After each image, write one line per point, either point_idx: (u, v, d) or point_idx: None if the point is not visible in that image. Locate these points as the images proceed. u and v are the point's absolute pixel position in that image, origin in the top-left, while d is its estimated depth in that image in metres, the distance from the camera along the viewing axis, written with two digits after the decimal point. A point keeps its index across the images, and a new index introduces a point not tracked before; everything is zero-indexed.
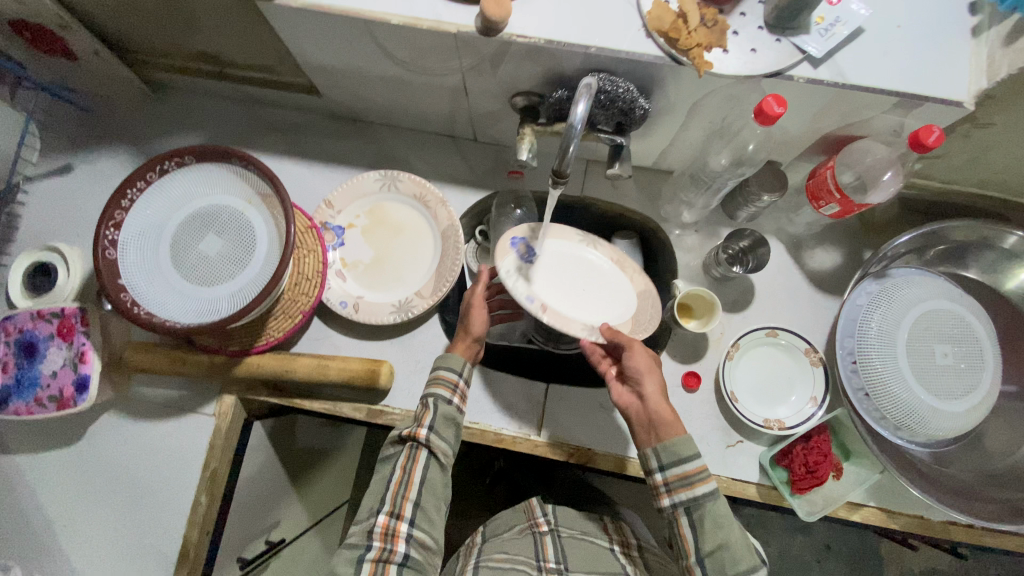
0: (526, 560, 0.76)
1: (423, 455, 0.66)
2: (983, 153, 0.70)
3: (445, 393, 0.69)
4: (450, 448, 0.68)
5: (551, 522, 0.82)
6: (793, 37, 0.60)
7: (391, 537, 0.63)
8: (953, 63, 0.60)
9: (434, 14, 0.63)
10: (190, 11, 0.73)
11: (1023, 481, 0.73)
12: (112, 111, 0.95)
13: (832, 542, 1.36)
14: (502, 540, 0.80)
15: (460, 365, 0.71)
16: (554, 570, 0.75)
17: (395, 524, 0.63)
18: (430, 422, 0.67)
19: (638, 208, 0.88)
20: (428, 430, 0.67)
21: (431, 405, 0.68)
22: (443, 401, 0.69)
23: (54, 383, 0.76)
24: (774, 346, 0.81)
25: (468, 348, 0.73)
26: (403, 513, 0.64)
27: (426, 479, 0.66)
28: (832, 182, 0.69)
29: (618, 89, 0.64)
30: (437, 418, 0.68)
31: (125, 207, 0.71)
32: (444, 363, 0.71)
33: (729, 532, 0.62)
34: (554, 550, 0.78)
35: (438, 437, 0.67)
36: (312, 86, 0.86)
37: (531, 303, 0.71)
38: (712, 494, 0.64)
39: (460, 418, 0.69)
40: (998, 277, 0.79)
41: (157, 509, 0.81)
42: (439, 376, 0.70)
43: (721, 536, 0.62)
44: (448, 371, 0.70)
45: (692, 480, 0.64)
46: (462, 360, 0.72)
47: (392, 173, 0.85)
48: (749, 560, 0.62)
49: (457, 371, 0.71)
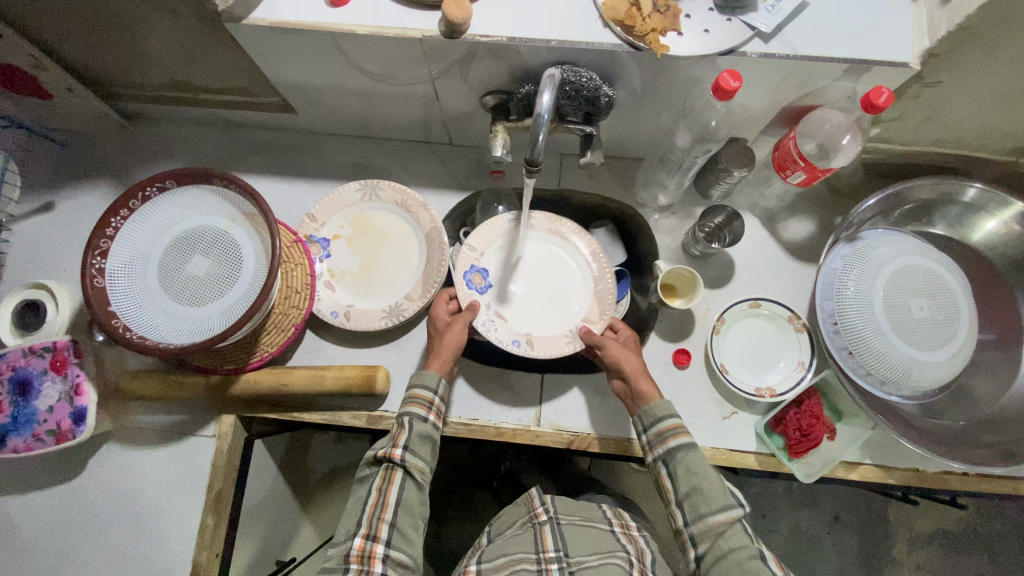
0: (526, 554, 0.77)
1: (398, 475, 0.67)
2: (935, 113, 0.73)
3: (420, 411, 0.71)
4: (425, 466, 0.69)
5: (550, 512, 0.81)
6: (742, 15, 0.63)
7: (367, 559, 0.63)
8: (896, 27, 0.63)
9: (398, 21, 0.65)
10: (160, 40, 0.74)
11: (1010, 424, 0.75)
12: (91, 147, 0.96)
13: (839, 513, 1.38)
14: (504, 539, 0.80)
15: (434, 381, 0.72)
16: (555, 559, 0.76)
17: (370, 547, 0.64)
18: (404, 442, 0.68)
19: (615, 196, 0.90)
20: (403, 450, 0.68)
21: (405, 423, 0.69)
22: (419, 419, 0.70)
23: (51, 417, 0.76)
24: (757, 317, 0.83)
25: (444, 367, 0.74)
26: (379, 535, 0.65)
27: (402, 498, 0.67)
28: (796, 151, 0.71)
29: (582, 79, 0.66)
30: (413, 437, 0.69)
31: (110, 236, 0.72)
32: (422, 381, 0.72)
33: (700, 474, 0.65)
34: (554, 539, 0.78)
35: (413, 457, 0.68)
36: (287, 104, 0.87)
37: (518, 345, 0.80)
38: (689, 445, 0.67)
39: (436, 435, 0.71)
40: (964, 230, 0.83)
41: (164, 537, 0.81)
42: (414, 395, 0.71)
43: (693, 481, 0.65)
44: (423, 389, 0.72)
45: (667, 435, 0.68)
46: (438, 377, 0.73)
47: (372, 183, 0.87)
48: (721, 499, 0.63)
49: (432, 389, 0.72)
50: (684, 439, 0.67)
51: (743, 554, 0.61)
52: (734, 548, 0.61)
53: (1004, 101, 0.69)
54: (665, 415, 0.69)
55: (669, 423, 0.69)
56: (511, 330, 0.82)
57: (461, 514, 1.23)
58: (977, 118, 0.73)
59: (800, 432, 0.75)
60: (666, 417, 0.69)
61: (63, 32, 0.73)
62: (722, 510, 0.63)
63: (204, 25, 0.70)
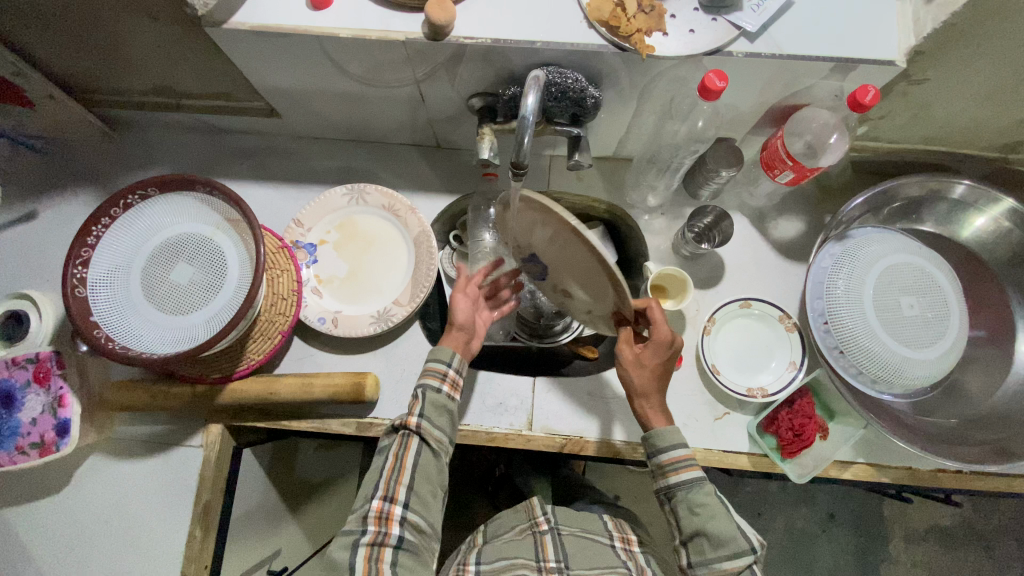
0: (527, 560, 0.77)
1: (415, 441, 0.66)
2: (923, 110, 0.73)
3: (434, 382, 0.69)
4: (442, 436, 0.68)
5: (551, 521, 0.82)
6: (728, 15, 0.63)
7: (385, 520, 0.62)
8: (881, 25, 0.63)
9: (382, 24, 0.64)
10: (140, 45, 0.73)
11: (1002, 420, 0.75)
12: (74, 154, 0.94)
13: (835, 510, 1.38)
14: (503, 543, 0.80)
15: (449, 355, 0.70)
16: (555, 570, 0.76)
17: (388, 508, 0.63)
18: (420, 410, 0.67)
19: (605, 197, 0.90)
20: (419, 418, 0.67)
21: (419, 395, 0.68)
22: (432, 390, 0.68)
23: (35, 430, 0.75)
24: (748, 317, 0.83)
25: (461, 340, 0.73)
26: (397, 497, 0.63)
27: (419, 465, 0.66)
28: (784, 151, 0.71)
29: (567, 80, 0.66)
30: (426, 406, 0.68)
31: (92, 245, 0.71)
32: (434, 354, 0.70)
33: (705, 515, 0.64)
34: (555, 549, 0.78)
35: (430, 425, 0.67)
36: (271, 109, 0.86)
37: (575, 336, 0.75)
38: (694, 484, 0.66)
39: (450, 405, 0.69)
40: (953, 227, 0.83)
41: (153, 549, 0.80)
42: (427, 368, 0.70)
43: (697, 522, 0.64)
44: (435, 361, 0.70)
45: (675, 470, 0.67)
46: (452, 351, 0.71)
47: (358, 187, 0.86)
48: (727, 546, 0.63)
49: (446, 362, 0.70)
50: (689, 477, 0.66)
51: None
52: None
53: (990, 98, 0.69)
54: (671, 450, 0.68)
55: (674, 460, 0.67)
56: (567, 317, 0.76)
57: (456, 519, 1.22)
58: (964, 115, 0.73)
59: (796, 432, 0.74)
60: (672, 451, 0.68)
61: (41, 37, 0.72)
62: (726, 557, 0.63)
63: (184, 29, 0.69)
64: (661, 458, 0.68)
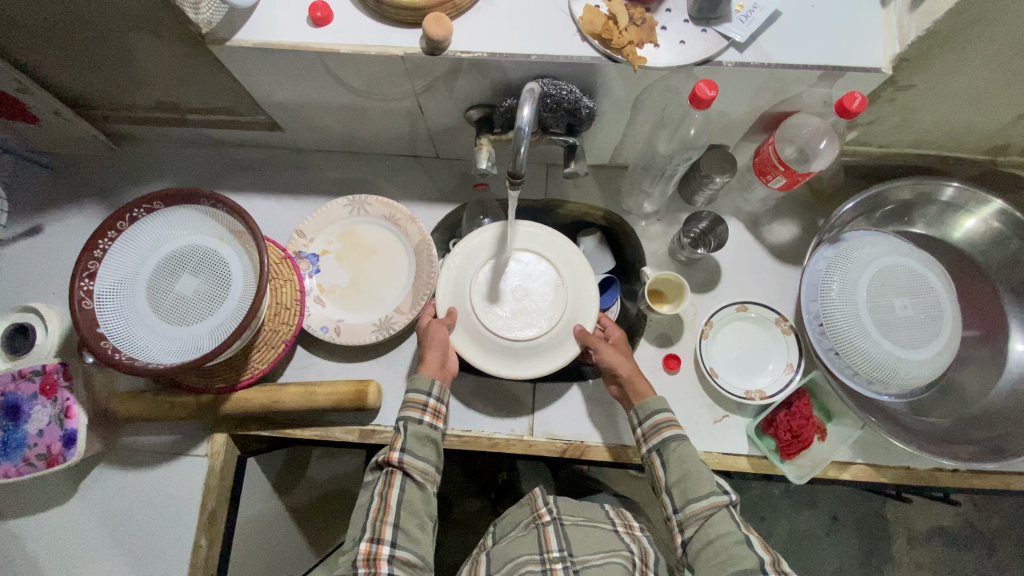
0: (530, 555, 0.77)
1: (398, 478, 0.67)
2: (911, 115, 0.74)
3: (415, 414, 0.71)
4: (427, 466, 0.69)
5: (553, 512, 0.81)
6: (717, 26, 0.64)
7: (373, 562, 0.63)
8: (867, 33, 0.64)
9: (381, 40, 0.66)
10: (144, 62, 0.75)
11: (999, 419, 0.76)
12: (78, 169, 0.96)
13: (838, 513, 1.38)
14: (508, 543, 0.80)
15: (428, 384, 0.72)
16: (558, 559, 0.76)
17: (377, 549, 0.64)
18: (401, 445, 0.68)
19: (601, 204, 0.91)
20: (401, 453, 0.68)
21: (401, 429, 0.70)
22: (414, 421, 0.70)
23: (42, 441, 0.76)
24: (744, 320, 0.84)
25: (438, 366, 0.75)
26: (384, 537, 0.64)
27: (404, 500, 0.67)
28: (775, 157, 0.73)
29: (562, 92, 0.67)
30: (409, 439, 0.69)
31: (98, 257, 0.71)
32: (413, 385, 0.72)
33: (689, 465, 0.66)
34: (557, 540, 0.78)
35: (412, 458, 0.68)
36: (273, 122, 0.88)
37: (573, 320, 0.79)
38: (681, 438, 0.69)
39: (435, 435, 0.71)
40: (945, 229, 0.84)
41: (157, 559, 0.80)
42: (407, 400, 0.72)
43: (684, 469, 0.66)
44: (416, 392, 0.72)
45: (660, 425, 0.70)
46: (431, 380, 0.73)
47: (359, 198, 0.88)
48: (706, 486, 0.65)
49: (426, 392, 0.72)
50: (677, 433, 0.69)
51: (730, 539, 0.61)
52: (721, 535, 0.62)
53: (976, 101, 0.70)
54: (659, 410, 0.71)
55: (660, 420, 0.70)
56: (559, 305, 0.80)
57: None
58: (951, 119, 0.74)
59: (795, 434, 0.75)
60: (660, 412, 0.71)
61: (48, 56, 0.74)
62: (706, 497, 0.64)
63: (188, 47, 0.70)
64: (649, 421, 0.71)
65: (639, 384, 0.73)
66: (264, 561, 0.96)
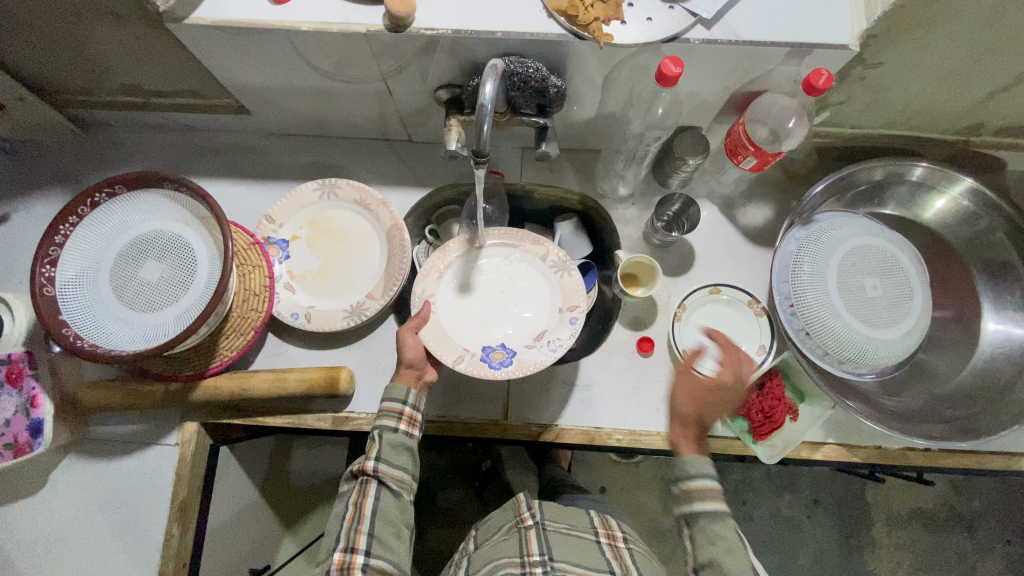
0: (511, 558, 0.78)
1: (373, 487, 0.68)
2: (881, 95, 0.74)
3: (389, 423, 0.69)
4: (403, 474, 0.69)
5: (536, 517, 0.83)
6: (685, 2, 0.64)
7: (347, 571, 0.64)
8: (836, 9, 0.63)
9: (343, 17, 0.65)
10: (102, 43, 0.73)
11: (969, 397, 0.76)
12: (43, 156, 0.94)
13: (818, 496, 1.40)
14: (491, 546, 0.82)
15: (403, 393, 0.71)
16: (538, 562, 0.77)
17: (351, 558, 0.64)
18: (376, 453, 0.68)
19: (575, 188, 0.91)
20: (376, 462, 0.68)
21: (376, 437, 0.69)
22: (388, 431, 0.69)
23: (8, 431, 0.75)
24: (717, 303, 0.84)
25: (414, 377, 0.73)
26: (358, 546, 0.65)
27: (379, 508, 0.67)
28: (746, 137, 0.72)
29: (528, 69, 0.66)
30: (384, 448, 0.69)
31: (60, 243, 0.70)
32: (388, 394, 0.71)
33: (721, 547, 0.60)
34: (538, 544, 0.79)
35: (388, 466, 0.68)
36: (240, 105, 0.86)
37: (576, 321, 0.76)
38: (714, 516, 0.61)
39: (410, 443, 0.70)
40: (916, 209, 0.84)
41: (127, 549, 0.79)
42: (382, 409, 0.70)
43: (712, 552, 0.60)
44: (391, 401, 0.70)
45: (694, 497, 0.62)
46: (406, 389, 0.71)
47: (329, 182, 0.87)
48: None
49: (401, 400, 0.70)
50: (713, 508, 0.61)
51: None
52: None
53: (946, 79, 0.70)
54: (699, 476, 0.62)
55: (698, 489, 0.62)
56: (557, 324, 0.76)
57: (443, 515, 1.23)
58: (922, 97, 0.74)
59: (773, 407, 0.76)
60: (701, 479, 0.62)
61: (3, 36, 0.72)
62: None
63: (146, 27, 0.69)
64: (683, 483, 0.63)
65: (680, 436, 0.65)
66: (240, 550, 0.96)
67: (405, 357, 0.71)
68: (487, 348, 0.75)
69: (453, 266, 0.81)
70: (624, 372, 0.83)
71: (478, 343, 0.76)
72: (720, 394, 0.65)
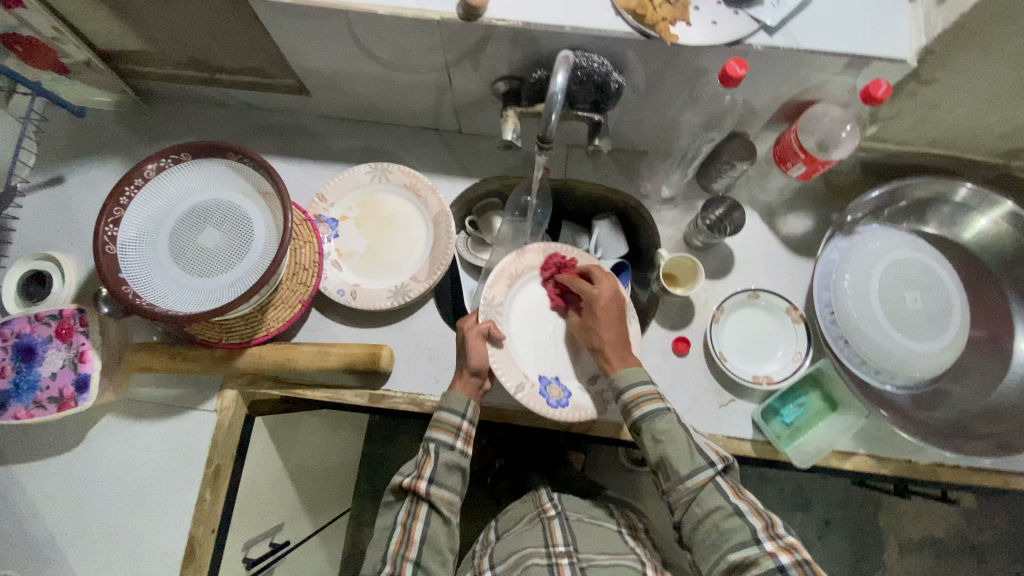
0: (536, 548, 0.78)
1: (423, 510, 0.68)
2: (931, 112, 0.76)
3: (446, 438, 0.70)
4: (452, 495, 0.69)
5: (558, 507, 0.84)
6: (749, 9, 0.66)
7: None
8: (894, 25, 0.65)
9: (419, 3, 0.67)
10: (179, 15, 0.76)
11: (1003, 416, 0.76)
12: (102, 123, 0.96)
13: (830, 517, 1.39)
14: (513, 536, 0.83)
15: (463, 406, 0.72)
16: (565, 553, 0.76)
17: None
18: (429, 473, 0.69)
19: (619, 187, 0.92)
20: (428, 482, 0.69)
21: (432, 452, 0.70)
22: (445, 446, 0.70)
23: (54, 384, 0.76)
24: (755, 308, 0.85)
25: (474, 386, 0.74)
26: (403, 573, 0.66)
27: (428, 534, 0.68)
28: (797, 144, 0.74)
29: (593, 64, 0.69)
30: (437, 466, 0.69)
31: (124, 204, 0.72)
32: (448, 406, 0.72)
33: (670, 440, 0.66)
34: (563, 534, 0.79)
35: (439, 487, 0.69)
36: (300, 86, 0.89)
37: None
38: (642, 381, 0.70)
39: (462, 462, 0.71)
40: (956, 229, 0.86)
41: (158, 512, 0.80)
42: (440, 420, 0.71)
43: (660, 448, 0.65)
44: (450, 414, 0.71)
45: (641, 400, 0.68)
46: (466, 401, 0.73)
47: (382, 165, 0.89)
48: (687, 463, 0.64)
49: (460, 414, 0.72)
50: (652, 408, 0.67)
51: (720, 516, 0.62)
52: (709, 512, 0.62)
53: (997, 100, 0.71)
54: (631, 385, 0.69)
55: (633, 395, 0.69)
56: None
57: None
58: (971, 117, 0.76)
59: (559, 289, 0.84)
60: (635, 386, 0.69)
61: (86, 3, 0.75)
62: (689, 475, 0.64)
63: (227, 3, 0.72)
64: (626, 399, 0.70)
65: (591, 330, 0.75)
66: (262, 524, 0.97)
67: (472, 363, 0.73)
68: (549, 378, 0.80)
69: (524, 279, 0.85)
70: (658, 370, 0.84)
71: (536, 371, 0.80)
72: (610, 306, 0.75)
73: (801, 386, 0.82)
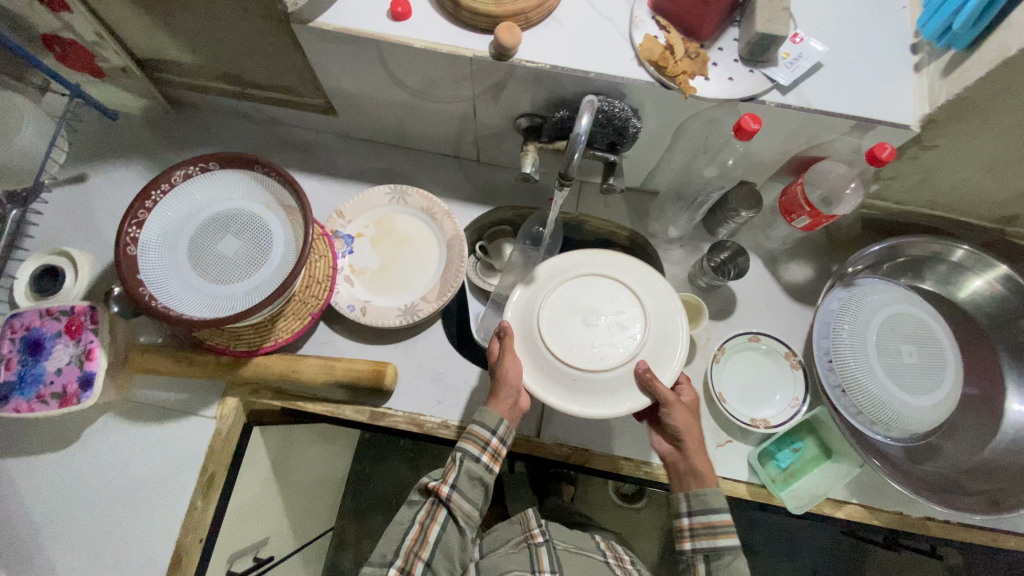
0: (522, 570, 0.76)
1: (442, 513, 0.69)
2: (930, 175, 0.80)
3: (474, 450, 0.70)
4: (470, 509, 0.69)
5: (545, 534, 0.83)
6: (764, 68, 0.70)
7: None
8: (900, 93, 0.70)
9: (453, 40, 0.71)
10: (222, 33, 0.79)
11: (996, 474, 0.78)
12: (130, 126, 0.99)
13: (817, 567, 1.38)
14: (499, 556, 0.80)
15: (496, 423, 0.70)
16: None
17: None
18: (454, 480, 0.69)
19: (628, 225, 0.95)
20: (451, 488, 0.68)
21: (457, 461, 0.70)
22: (471, 457, 0.70)
23: (58, 379, 0.76)
24: (755, 351, 0.87)
25: (509, 407, 0.71)
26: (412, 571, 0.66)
27: (441, 538, 0.68)
28: (802, 197, 0.77)
29: (615, 109, 0.72)
30: (461, 476, 0.69)
31: (149, 207, 0.74)
32: (481, 420, 0.71)
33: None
34: (549, 560, 0.78)
35: (460, 497, 0.69)
36: (329, 107, 0.92)
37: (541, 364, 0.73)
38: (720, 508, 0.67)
39: (486, 478, 0.70)
40: (951, 287, 0.89)
41: (147, 517, 0.79)
42: (471, 432, 0.71)
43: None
44: (481, 428, 0.70)
45: (717, 531, 0.66)
46: (499, 419, 0.70)
47: (401, 188, 0.91)
48: None
49: (491, 430, 0.70)
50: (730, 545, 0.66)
51: None
52: None
53: (994, 168, 0.75)
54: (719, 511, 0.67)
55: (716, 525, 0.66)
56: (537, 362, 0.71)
57: None
58: (967, 182, 0.79)
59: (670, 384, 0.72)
60: (719, 513, 0.67)
61: (134, 16, 0.78)
62: None
63: (269, 25, 0.75)
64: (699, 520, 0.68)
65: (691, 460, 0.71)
66: (248, 535, 0.96)
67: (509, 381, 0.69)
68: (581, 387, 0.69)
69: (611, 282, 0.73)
70: None
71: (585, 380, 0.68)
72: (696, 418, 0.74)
73: (797, 431, 0.83)
